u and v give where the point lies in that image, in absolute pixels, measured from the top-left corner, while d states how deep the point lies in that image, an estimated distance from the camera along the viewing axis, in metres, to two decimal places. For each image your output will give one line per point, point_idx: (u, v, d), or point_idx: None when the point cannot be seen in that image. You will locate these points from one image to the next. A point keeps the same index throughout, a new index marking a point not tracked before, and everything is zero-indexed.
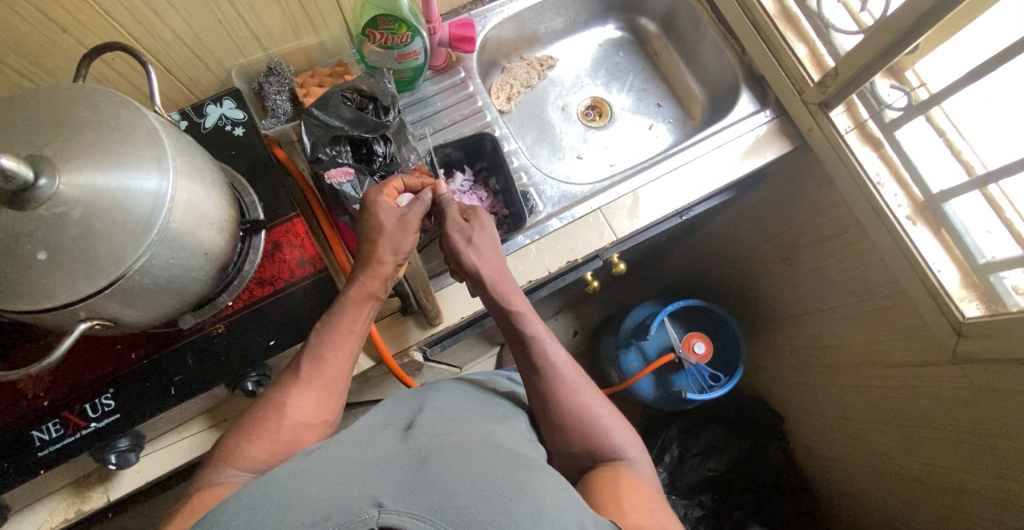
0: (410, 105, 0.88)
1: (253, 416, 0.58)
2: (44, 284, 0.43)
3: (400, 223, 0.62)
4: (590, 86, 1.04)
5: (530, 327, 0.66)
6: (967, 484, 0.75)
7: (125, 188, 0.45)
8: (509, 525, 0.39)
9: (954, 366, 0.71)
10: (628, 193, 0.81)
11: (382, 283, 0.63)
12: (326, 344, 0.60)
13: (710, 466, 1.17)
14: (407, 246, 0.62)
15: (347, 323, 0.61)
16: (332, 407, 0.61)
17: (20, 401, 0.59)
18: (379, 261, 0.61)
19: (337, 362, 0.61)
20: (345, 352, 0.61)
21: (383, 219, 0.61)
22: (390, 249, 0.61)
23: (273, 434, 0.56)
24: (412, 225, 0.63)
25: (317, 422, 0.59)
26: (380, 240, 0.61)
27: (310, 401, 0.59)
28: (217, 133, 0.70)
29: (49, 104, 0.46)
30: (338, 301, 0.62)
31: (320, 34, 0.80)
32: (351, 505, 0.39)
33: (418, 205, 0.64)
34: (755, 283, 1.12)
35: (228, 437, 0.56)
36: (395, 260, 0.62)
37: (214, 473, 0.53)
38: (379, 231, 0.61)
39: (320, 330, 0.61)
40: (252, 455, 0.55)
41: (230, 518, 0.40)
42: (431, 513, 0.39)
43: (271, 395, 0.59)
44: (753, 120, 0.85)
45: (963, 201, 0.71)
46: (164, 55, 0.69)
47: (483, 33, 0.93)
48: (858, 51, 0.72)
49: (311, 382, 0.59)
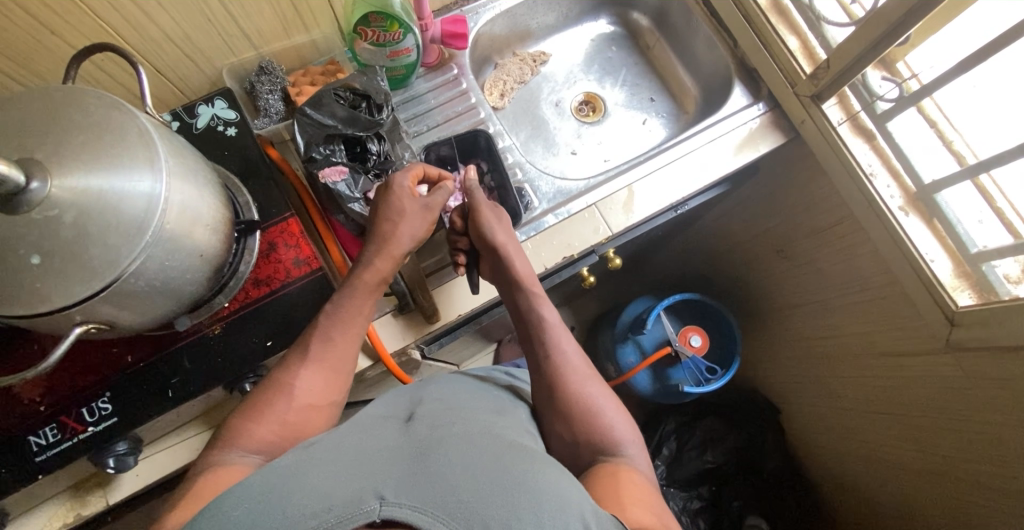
0: (403, 103, 0.88)
1: (260, 397, 0.58)
2: (39, 288, 0.43)
3: (425, 210, 0.65)
4: (583, 81, 1.04)
5: (543, 312, 0.69)
6: (962, 469, 0.76)
7: (118, 190, 0.45)
8: (510, 519, 0.39)
9: (947, 354, 0.71)
10: (623, 188, 0.81)
11: (392, 266, 0.64)
12: (336, 326, 0.61)
13: (709, 458, 1.18)
14: (421, 232, 0.65)
15: (357, 306, 0.62)
16: (340, 388, 0.61)
17: (16, 407, 0.59)
18: (394, 242, 0.63)
19: (344, 343, 0.61)
20: (354, 334, 0.62)
21: (408, 204, 0.64)
22: (408, 233, 0.64)
23: (280, 416, 0.57)
24: (432, 213, 0.66)
25: (325, 404, 0.60)
26: (401, 223, 0.63)
27: (318, 382, 0.59)
28: (209, 133, 0.69)
29: (37, 108, 0.46)
30: (347, 283, 0.62)
31: (311, 32, 0.80)
32: (353, 498, 0.39)
33: (441, 197, 0.67)
34: (749, 276, 1.13)
35: (232, 418, 0.57)
36: (410, 245, 0.64)
37: (219, 454, 0.53)
38: (402, 213, 0.63)
39: (330, 312, 0.61)
40: (259, 437, 0.55)
41: (232, 508, 0.40)
42: (433, 505, 0.39)
43: (276, 376, 0.59)
44: (746, 114, 0.85)
45: (955, 191, 0.71)
46: (154, 55, 0.68)
47: (475, 30, 0.93)
48: (850, 43, 0.72)
49: (319, 364, 0.60)
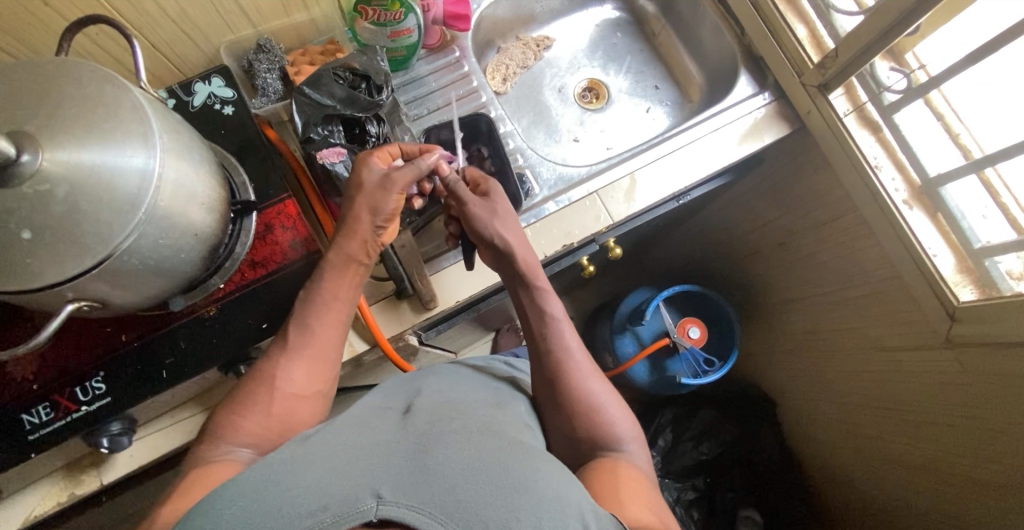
0: (404, 85, 0.87)
1: (245, 388, 0.57)
2: (28, 264, 0.42)
3: (384, 182, 0.61)
4: (587, 67, 1.03)
5: (548, 308, 0.68)
6: (956, 465, 0.76)
7: (111, 166, 0.44)
8: (506, 520, 0.38)
9: (946, 349, 0.71)
10: (625, 176, 0.80)
11: (363, 245, 0.62)
12: (314, 312, 0.60)
13: (704, 450, 1.19)
14: (390, 207, 0.61)
15: (332, 289, 0.61)
16: (326, 377, 0.60)
17: (9, 385, 0.58)
18: (357, 219, 0.61)
19: (323, 328, 0.60)
20: (334, 320, 0.61)
21: (366, 177, 0.61)
22: (369, 210, 0.61)
23: (265, 406, 0.56)
24: (396, 184, 0.62)
25: (311, 394, 0.59)
26: (359, 198, 0.61)
27: (300, 372, 0.58)
28: (206, 112, 0.68)
29: (28, 80, 0.45)
30: (320, 268, 0.61)
31: (311, 10, 0.79)
32: (349, 496, 0.39)
33: (409, 169, 0.62)
34: (751, 268, 1.12)
35: (220, 412, 0.56)
36: (377, 220, 0.61)
37: (209, 449, 0.53)
38: (359, 189, 0.61)
39: (305, 298, 0.60)
40: (246, 429, 0.55)
41: (225, 507, 0.40)
42: (429, 505, 0.39)
43: (260, 366, 0.58)
44: (752, 103, 0.84)
45: (960, 186, 0.70)
46: (150, 30, 0.67)
47: (479, 11, 0.92)
48: (859, 32, 0.71)
49: (298, 352, 0.59)
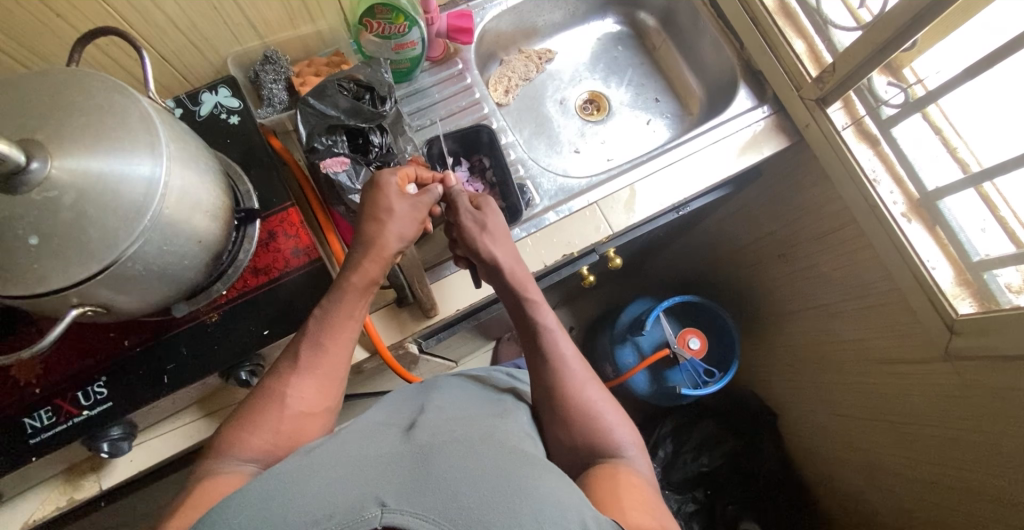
0: (407, 96, 0.88)
1: (253, 406, 0.57)
2: (35, 269, 0.43)
3: (411, 210, 0.63)
4: (588, 80, 1.04)
5: (540, 316, 0.68)
6: (957, 478, 0.76)
7: (119, 174, 0.45)
8: (512, 525, 0.39)
9: (945, 363, 0.71)
10: (625, 187, 0.81)
11: (382, 268, 0.62)
12: (327, 333, 0.60)
13: (704, 461, 1.18)
14: (412, 234, 0.63)
15: (348, 310, 0.61)
16: (333, 394, 0.60)
17: (12, 389, 0.59)
18: (383, 244, 0.61)
19: (336, 348, 0.60)
20: (345, 339, 0.61)
21: (394, 203, 0.62)
22: (397, 236, 0.62)
23: (274, 424, 0.56)
24: (421, 213, 0.64)
25: (319, 411, 0.59)
26: (387, 223, 0.61)
27: (311, 390, 0.58)
28: (212, 121, 0.70)
29: (40, 90, 0.46)
30: (336, 289, 0.61)
31: (317, 22, 0.80)
32: (354, 504, 0.39)
33: (430, 196, 0.65)
34: (751, 279, 1.12)
35: (228, 426, 0.56)
36: (400, 245, 0.62)
37: (214, 462, 0.53)
38: (389, 214, 0.61)
39: (320, 318, 0.60)
40: (253, 445, 0.54)
41: (234, 515, 0.40)
42: (433, 512, 0.39)
43: (268, 385, 0.58)
44: (751, 116, 0.85)
45: (958, 199, 0.71)
46: (159, 41, 0.69)
47: (482, 25, 0.93)
48: (855, 48, 0.72)
49: (311, 371, 0.59)
